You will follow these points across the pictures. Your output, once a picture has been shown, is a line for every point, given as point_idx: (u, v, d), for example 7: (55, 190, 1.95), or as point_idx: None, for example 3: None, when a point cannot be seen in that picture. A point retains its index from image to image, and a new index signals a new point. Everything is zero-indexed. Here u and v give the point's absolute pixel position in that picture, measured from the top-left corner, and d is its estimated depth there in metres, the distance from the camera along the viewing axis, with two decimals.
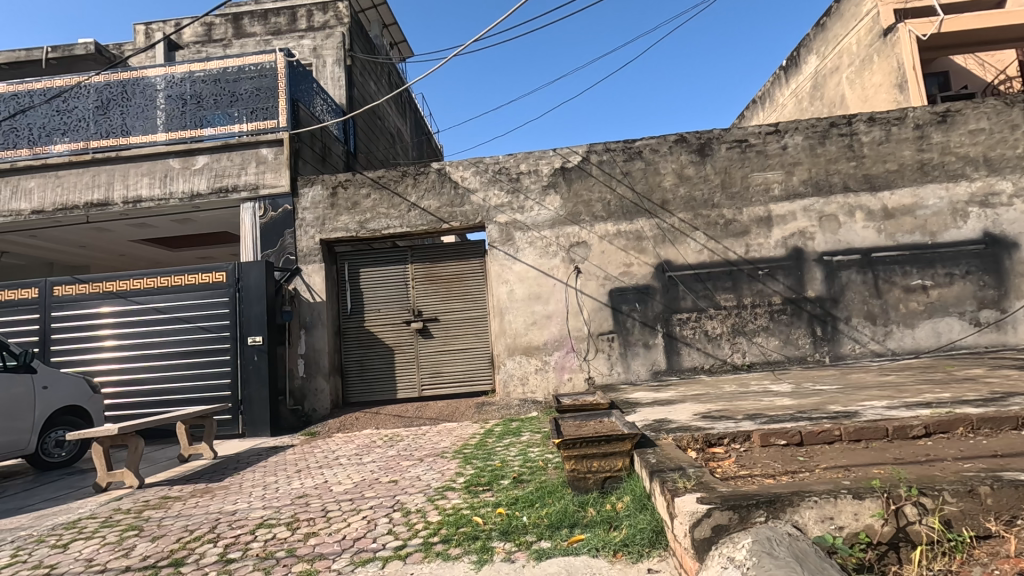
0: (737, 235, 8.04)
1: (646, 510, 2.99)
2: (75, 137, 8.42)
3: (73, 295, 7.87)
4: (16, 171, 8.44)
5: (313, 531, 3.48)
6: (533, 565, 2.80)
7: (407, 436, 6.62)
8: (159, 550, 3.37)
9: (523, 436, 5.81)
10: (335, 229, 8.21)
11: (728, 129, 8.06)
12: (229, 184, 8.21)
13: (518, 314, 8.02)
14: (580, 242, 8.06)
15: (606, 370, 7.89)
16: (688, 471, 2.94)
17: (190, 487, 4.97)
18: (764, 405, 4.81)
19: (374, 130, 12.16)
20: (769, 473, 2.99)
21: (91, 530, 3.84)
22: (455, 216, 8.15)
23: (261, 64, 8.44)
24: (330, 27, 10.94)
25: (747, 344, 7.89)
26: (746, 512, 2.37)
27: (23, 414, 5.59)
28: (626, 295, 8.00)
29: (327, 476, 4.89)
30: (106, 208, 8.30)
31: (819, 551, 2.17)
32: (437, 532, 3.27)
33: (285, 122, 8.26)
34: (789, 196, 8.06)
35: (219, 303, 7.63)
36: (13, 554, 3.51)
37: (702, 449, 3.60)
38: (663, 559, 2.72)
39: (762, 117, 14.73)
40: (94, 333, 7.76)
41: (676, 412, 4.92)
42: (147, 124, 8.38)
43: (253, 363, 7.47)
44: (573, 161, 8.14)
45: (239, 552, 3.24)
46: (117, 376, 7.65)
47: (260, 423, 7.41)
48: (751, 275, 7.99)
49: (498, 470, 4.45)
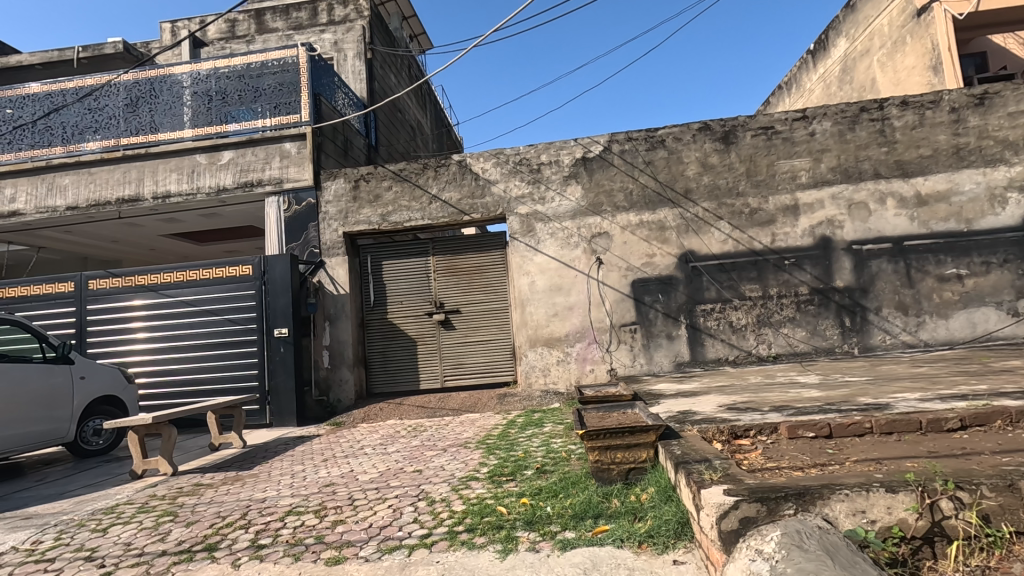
0: (763, 224, 7.89)
1: (671, 501, 2.97)
2: (106, 134, 8.64)
3: (107, 289, 8.10)
4: (51, 169, 8.69)
5: (341, 519, 3.55)
6: (558, 555, 2.82)
7: (431, 426, 6.69)
8: (194, 534, 3.48)
9: (545, 427, 5.82)
10: (358, 222, 8.28)
11: (754, 115, 7.89)
12: (254, 178, 8.33)
13: (539, 306, 8.01)
14: (601, 233, 8.00)
15: (628, 362, 7.84)
16: (713, 462, 2.91)
17: (221, 474, 5.11)
18: (791, 397, 4.72)
19: (395, 123, 12.22)
20: (797, 465, 2.94)
21: (129, 515, 3.98)
22: (476, 208, 8.15)
23: (284, 59, 8.54)
24: (350, 20, 10.99)
25: (773, 335, 7.76)
26: (775, 504, 2.33)
27: (61, 403, 5.79)
28: (649, 286, 7.92)
29: (353, 466, 4.98)
30: (136, 204, 8.50)
31: (850, 544, 2.14)
32: (462, 520, 3.31)
33: (307, 116, 8.35)
34: (817, 183, 7.87)
35: (246, 295, 7.78)
36: (57, 537, 3.66)
37: (728, 441, 3.57)
38: (689, 550, 2.70)
39: (789, 103, 14.38)
40: (127, 326, 7.99)
41: (701, 403, 4.87)
42: (175, 121, 8.56)
43: (280, 355, 7.61)
44: (594, 151, 8.07)
45: (269, 538, 3.33)
46: (150, 367, 7.88)
47: (287, 414, 7.55)
48: (777, 265, 7.84)
49: (521, 461, 4.47)
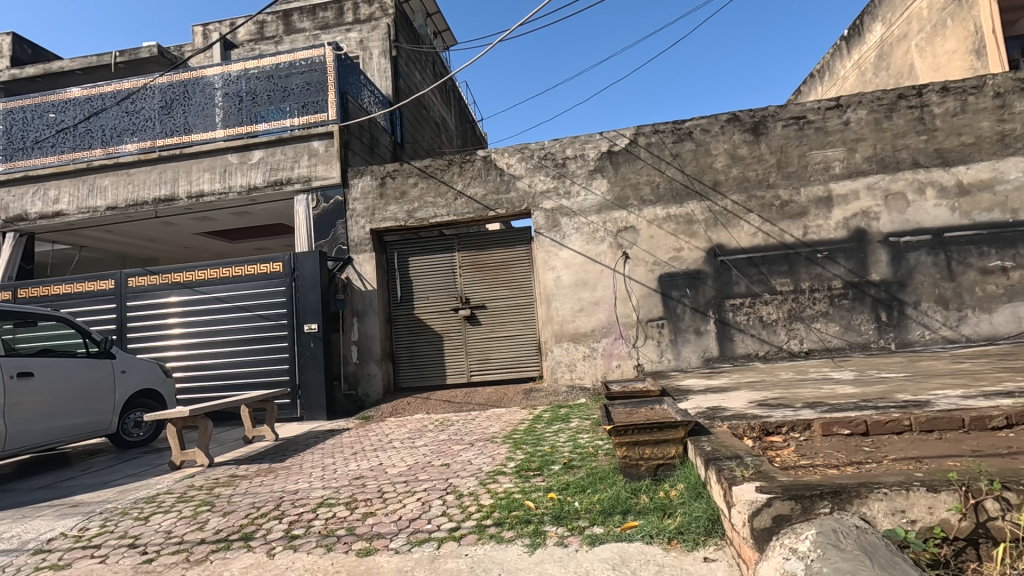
0: (794, 216, 7.70)
1: (701, 498, 2.94)
2: (142, 136, 8.91)
3: (144, 286, 8.37)
4: (92, 170, 9.01)
5: (371, 511, 3.61)
6: (586, 550, 2.81)
7: (458, 421, 6.74)
8: (230, 524, 3.59)
9: (572, 422, 5.81)
10: (385, 219, 8.38)
11: (785, 105, 7.69)
12: (284, 177, 8.49)
13: (565, 301, 7.98)
14: (628, 227, 7.92)
15: (656, 357, 7.76)
16: (745, 459, 2.86)
17: (254, 466, 5.24)
18: (826, 393, 4.61)
19: (420, 120, 12.30)
20: (832, 463, 2.88)
21: (169, 505, 4.12)
22: (501, 204, 8.15)
23: (312, 59, 8.66)
24: (376, 18, 11.09)
25: (806, 329, 7.58)
26: (810, 503, 2.28)
27: (105, 396, 6.03)
28: (676, 281, 7.82)
29: (382, 459, 5.05)
30: (172, 203, 8.75)
31: (889, 544, 2.08)
32: (490, 514, 3.33)
33: (334, 115, 8.46)
34: (851, 174, 7.64)
35: (277, 291, 7.95)
36: (102, 525, 3.81)
37: (759, 438, 3.51)
38: (720, 548, 2.67)
39: (821, 92, 13.97)
40: (164, 322, 8.25)
41: (731, 399, 4.80)
42: (207, 122, 8.78)
43: (310, 350, 7.76)
44: (620, 144, 7.98)
45: (303, 529, 3.41)
46: (186, 362, 8.13)
47: (317, 408, 7.69)
48: (810, 258, 7.65)
49: (548, 456, 4.48)
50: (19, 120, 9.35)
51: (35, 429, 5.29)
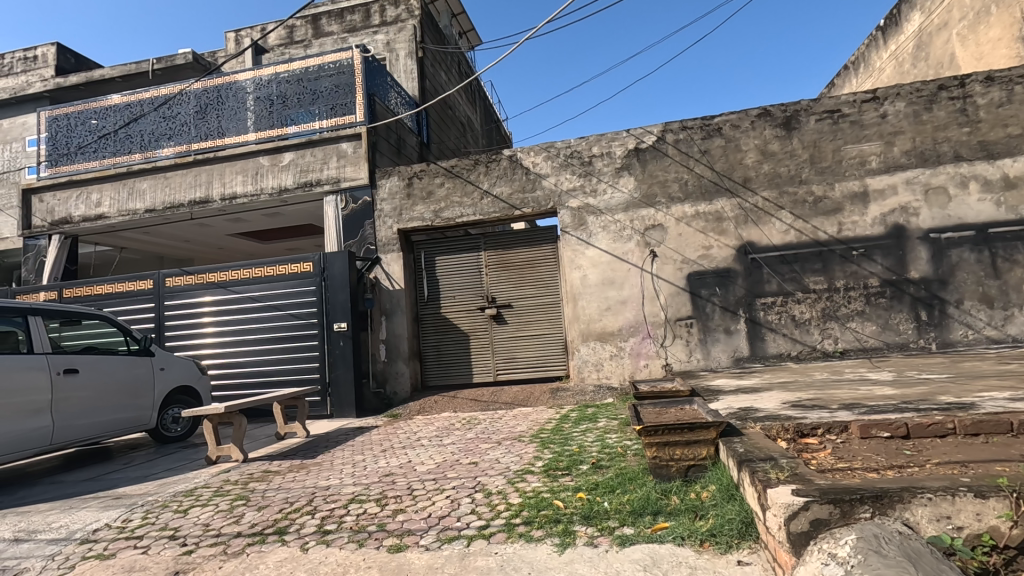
0: (828, 213, 7.50)
1: (734, 500, 2.89)
2: (179, 140, 9.20)
3: (181, 286, 8.62)
4: (131, 174, 9.33)
5: (401, 508, 3.65)
6: (616, 550, 2.79)
7: (484, 420, 6.76)
8: (265, 518, 3.67)
9: (600, 422, 5.77)
10: (411, 219, 8.45)
11: (818, 99, 7.50)
12: (313, 178, 8.65)
13: (591, 300, 7.94)
14: (656, 225, 7.82)
15: (684, 357, 7.65)
16: (779, 461, 2.80)
17: (287, 462, 5.35)
18: (864, 394, 4.48)
19: (446, 120, 12.37)
20: (871, 467, 2.79)
21: (206, 498, 4.24)
22: (527, 202, 8.15)
23: (339, 61, 8.80)
24: (402, 20, 11.20)
25: (840, 329, 7.38)
26: (849, 507, 2.22)
27: (144, 393, 6.24)
28: (705, 280, 7.69)
29: (411, 457, 5.11)
30: (207, 205, 8.99)
31: (935, 551, 2.02)
32: (520, 513, 3.33)
33: (362, 116, 8.59)
34: (889, 168, 7.41)
35: (308, 291, 8.10)
36: (144, 516, 3.95)
37: (794, 439, 3.43)
38: (754, 551, 2.62)
39: (856, 84, 13.57)
40: (199, 321, 8.49)
41: (764, 399, 4.70)
42: (240, 125, 9.00)
43: (339, 348, 7.87)
44: (647, 142, 7.90)
45: (335, 524, 3.46)
46: (221, 359, 8.36)
47: (346, 405, 7.81)
48: (844, 256, 7.45)
49: (577, 455, 4.46)
50: (64, 127, 9.74)
51: (80, 424, 5.50)
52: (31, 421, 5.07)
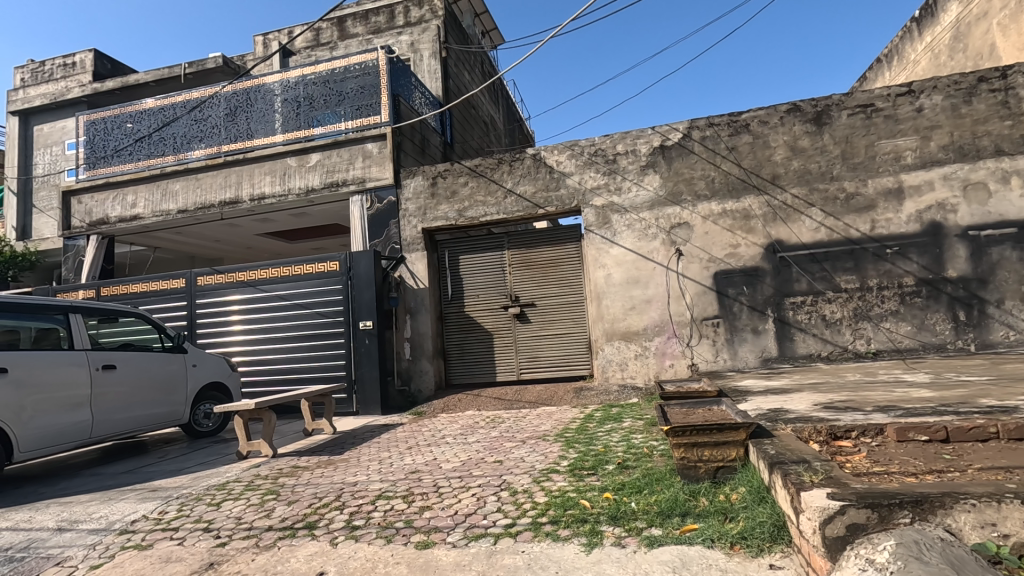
0: (861, 210, 7.31)
1: (765, 503, 2.84)
2: (209, 142, 9.41)
3: (211, 285, 8.83)
4: (164, 176, 9.59)
5: (428, 505, 3.68)
6: (644, 551, 2.77)
7: (508, 418, 6.77)
8: (295, 513, 3.74)
9: (625, 422, 5.73)
10: (436, 218, 8.50)
11: (850, 93, 7.32)
12: (339, 178, 8.78)
13: (615, 299, 7.88)
14: (682, 223, 7.73)
15: (711, 357, 7.55)
16: (813, 464, 2.74)
17: (315, 458, 5.45)
18: (900, 397, 4.35)
19: (469, 120, 12.41)
20: (910, 471, 2.71)
21: (238, 492, 4.34)
22: (551, 201, 8.12)
23: (365, 62, 8.90)
24: (426, 21, 11.28)
25: (873, 329, 7.19)
26: (888, 512, 2.15)
27: (178, 389, 6.42)
28: (733, 279, 7.57)
29: (436, 454, 5.14)
30: (236, 206, 9.19)
31: (979, 559, 1.96)
32: (546, 512, 3.32)
33: (387, 117, 8.68)
34: (924, 163, 7.19)
35: (334, 289, 8.21)
36: (179, 508, 4.06)
37: (827, 442, 3.36)
38: (786, 555, 2.57)
39: (890, 77, 13.18)
40: (229, 319, 8.69)
41: (794, 401, 4.61)
42: (268, 127, 9.17)
43: (365, 346, 7.97)
44: (673, 139, 7.80)
45: (363, 520, 3.51)
46: (250, 357, 8.54)
47: (372, 403, 7.90)
48: (878, 254, 7.25)
49: (602, 455, 4.43)
50: (101, 131, 10.05)
51: (118, 418, 5.68)
52: (72, 415, 5.24)
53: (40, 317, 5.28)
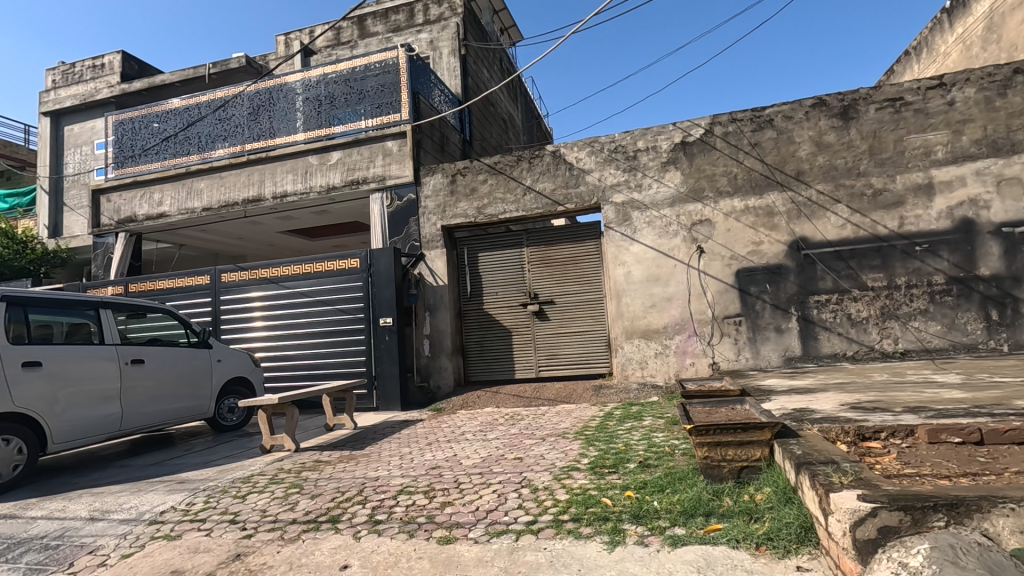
0: (889, 206, 7.14)
1: (792, 504, 2.80)
2: (233, 141, 9.57)
3: (235, 281, 8.97)
4: (189, 174, 9.77)
5: (449, 501, 3.70)
6: (668, 551, 2.74)
7: (528, 416, 6.76)
8: (318, 507, 3.79)
9: (645, 421, 5.69)
10: (455, 215, 8.52)
11: (878, 86, 7.15)
12: (360, 176, 8.86)
13: (635, 297, 7.82)
14: (703, 220, 7.63)
15: (732, 356, 7.45)
16: (841, 465, 2.68)
17: (337, 453, 5.51)
18: (930, 397, 4.25)
19: (488, 117, 12.42)
20: (942, 474, 2.64)
21: (262, 485, 4.41)
22: (571, 198, 8.09)
23: (385, 61, 8.96)
24: (445, 18, 11.31)
25: (901, 329, 7.03)
26: (921, 515, 2.10)
27: (203, 383, 6.54)
28: (755, 276, 7.46)
29: (456, 451, 5.16)
30: (259, 203, 9.32)
31: (1019, 564, 1.90)
32: (567, 510, 3.31)
33: (407, 115, 8.72)
34: (956, 158, 7.00)
35: (354, 286, 8.29)
36: (206, 500, 4.14)
37: (855, 443, 3.29)
38: (814, 558, 2.52)
39: (919, 70, 12.85)
40: (251, 315, 8.82)
41: (820, 400, 4.53)
42: (290, 126, 9.28)
43: (385, 343, 8.03)
44: (695, 135, 7.71)
45: (385, 514, 3.54)
46: (272, 352, 8.66)
47: (392, 399, 7.95)
48: (906, 252, 7.08)
49: (623, 454, 4.40)
50: (129, 131, 10.27)
51: (146, 411, 5.80)
52: (102, 408, 5.37)
53: (71, 312, 5.41)
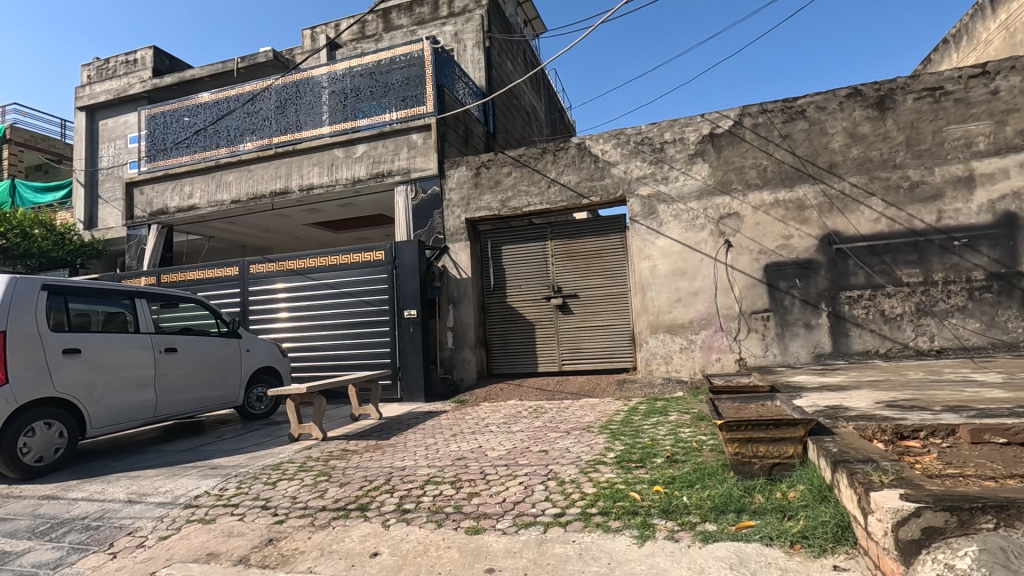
0: (927, 199, 6.92)
1: (828, 502, 2.74)
2: (261, 135, 9.70)
3: (263, 273, 9.12)
4: (218, 168, 9.94)
5: (476, 491, 3.71)
6: (699, 547, 2.71)
7: (551, 409, 6.76)
8: (347, 494, 3.84)
9: (671, 416, 5.63)
10: (479, 208, 8.52)
11: (917, 75, 6.92)
12: (385, 169, 8.91)
13: (661, 291, 7.74)
14: (731, 213, 7.50)
15: (760, 352, 7.33)
16: (881, 464, 2.62)
17: (363, 442, 5.58)
18: (971, 396, 4.11)
19: (512, 110, 12.37)
20: (987, 475, 2.56)
21: (292, 473, 4.49)
22: (596, 191, 8.02)
23: (411, 53, 8.98)
24: (470, 10, 11.27)
25: (937, 326, 6.82)
26: (970, 516, 2.03)
27: (232, 371, 6.68)
28: (785, 271, 7.30)
29: (481, 442, 5.18)
30: (286, 196, 9.45)
31: None
32: (595, 503, 3.30)
33: (431, 108, 8.74)
34: (999, 150, 6.75)
35: (379, 279, 8.36)
36: (238, 486, 4.23)
37: (893, 441, 3.21)
38: (852, 557, 2.46)
39: (958, 59, 12.39)
40: (278, 306, 8.97)
41: (853, 398, 4.42)
42: (316, 119, 9.37)
43: (409, 335, 8.09)
44: (723, 126, 7.57)
45: (413, 503, 3.57)
46: (298, 343, 8.80)
47: (416, 390, 8.01)
48: (944, 246, 6.86)
49: (650, 449, 4.36)
50: (160, 125, 10.49)
51: (178, 399, 5.95)
52: (137, 395, 5.52)
53: (108, 301, 5.56)
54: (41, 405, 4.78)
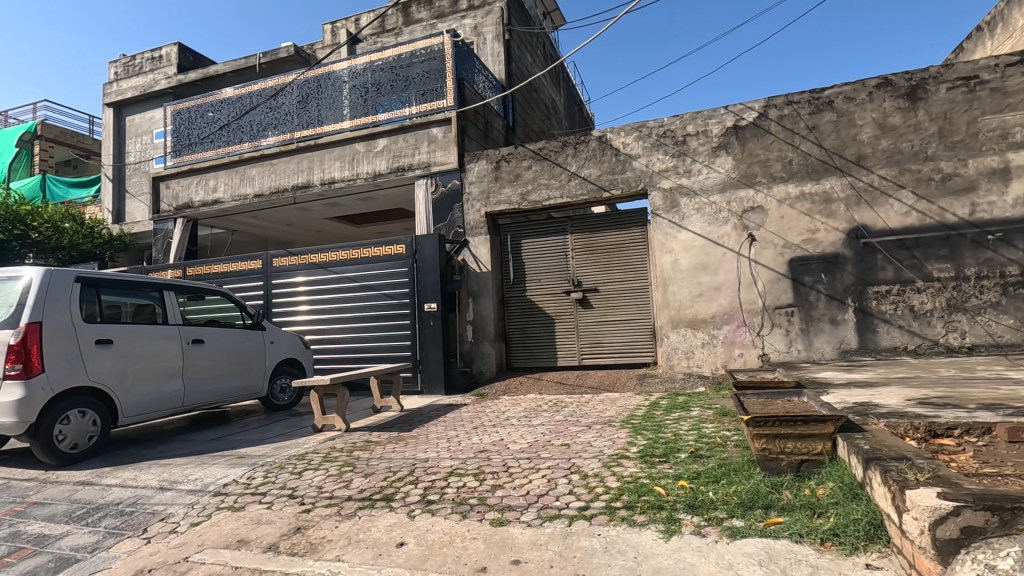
0: (959, 192, 6.74)
1: (859, 500, 2.69)
2: (283, 130, 9.80)
3: (285, 266, 9.24)
4: (242, 162, 10.08)
5: (499, 484, 3.73)
6: (726, 542, 2.69)
7: (572, 403, 6.76)
8: (372, 485, 3.88)
9: (693, 411, 5.58)
10: (499, 202, 8.51)
11: (951, 64, 6.72)
12: (406, 163, 8.95)
13: (682, 285, 7.66)
14: (755, 207, 7.38)
15: (783, 347, 7.22)
16: (915, 461, 2.56)
17: (385, 434, 5.63)
18: (1006, 394, 4.00)
19: (531, 104, 12.32)
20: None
21: (317, 463, 4.55)
22: (617, 184, 7.95)
23: (431, 47, 8.97)
24: (489, 3, 11.21)
25: (969, 322, 6.66)
26: (1011, 516, 1.99)
27: (257, 363, 6.79)
28: (810, 265, 7.17)
29: (502, 435, 5.20)
30: (308, 190, 9.55)
31: None
32: (619, 497, 3.29)
33: (451, 102, 8.73)
34: None
35: (400, 272, 8.41)
36: (265, 475, 4.30)
37: (925, 439, 3.15)
38: (884, 555, 2.42)
39: (993, 47, 11.99)
40: (300, 299, 9.09)
41: (883, 394, 4.34)
42: (337, 113, 9.44)
43: (430, 328, 8.14)
44: (748, 118, 7.44)
45: (437, 495, 3.60)
46: (320, 335, 8.91)
47: (436, 383, 8.07)
48: (976, 241, 6.68)
49: (673, 444, 4.33)
50: (186, 120, 10.67)
51: (205, 389, 6.07)
52: (166, 384, 5.64)
53: (137, 293, 5.68)
54: (75, 393, 4.91)
